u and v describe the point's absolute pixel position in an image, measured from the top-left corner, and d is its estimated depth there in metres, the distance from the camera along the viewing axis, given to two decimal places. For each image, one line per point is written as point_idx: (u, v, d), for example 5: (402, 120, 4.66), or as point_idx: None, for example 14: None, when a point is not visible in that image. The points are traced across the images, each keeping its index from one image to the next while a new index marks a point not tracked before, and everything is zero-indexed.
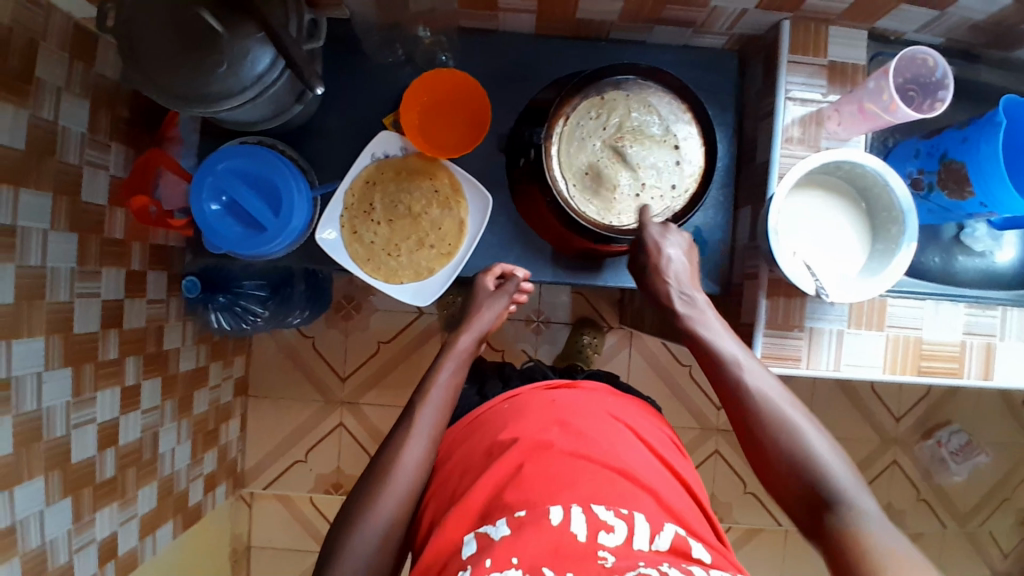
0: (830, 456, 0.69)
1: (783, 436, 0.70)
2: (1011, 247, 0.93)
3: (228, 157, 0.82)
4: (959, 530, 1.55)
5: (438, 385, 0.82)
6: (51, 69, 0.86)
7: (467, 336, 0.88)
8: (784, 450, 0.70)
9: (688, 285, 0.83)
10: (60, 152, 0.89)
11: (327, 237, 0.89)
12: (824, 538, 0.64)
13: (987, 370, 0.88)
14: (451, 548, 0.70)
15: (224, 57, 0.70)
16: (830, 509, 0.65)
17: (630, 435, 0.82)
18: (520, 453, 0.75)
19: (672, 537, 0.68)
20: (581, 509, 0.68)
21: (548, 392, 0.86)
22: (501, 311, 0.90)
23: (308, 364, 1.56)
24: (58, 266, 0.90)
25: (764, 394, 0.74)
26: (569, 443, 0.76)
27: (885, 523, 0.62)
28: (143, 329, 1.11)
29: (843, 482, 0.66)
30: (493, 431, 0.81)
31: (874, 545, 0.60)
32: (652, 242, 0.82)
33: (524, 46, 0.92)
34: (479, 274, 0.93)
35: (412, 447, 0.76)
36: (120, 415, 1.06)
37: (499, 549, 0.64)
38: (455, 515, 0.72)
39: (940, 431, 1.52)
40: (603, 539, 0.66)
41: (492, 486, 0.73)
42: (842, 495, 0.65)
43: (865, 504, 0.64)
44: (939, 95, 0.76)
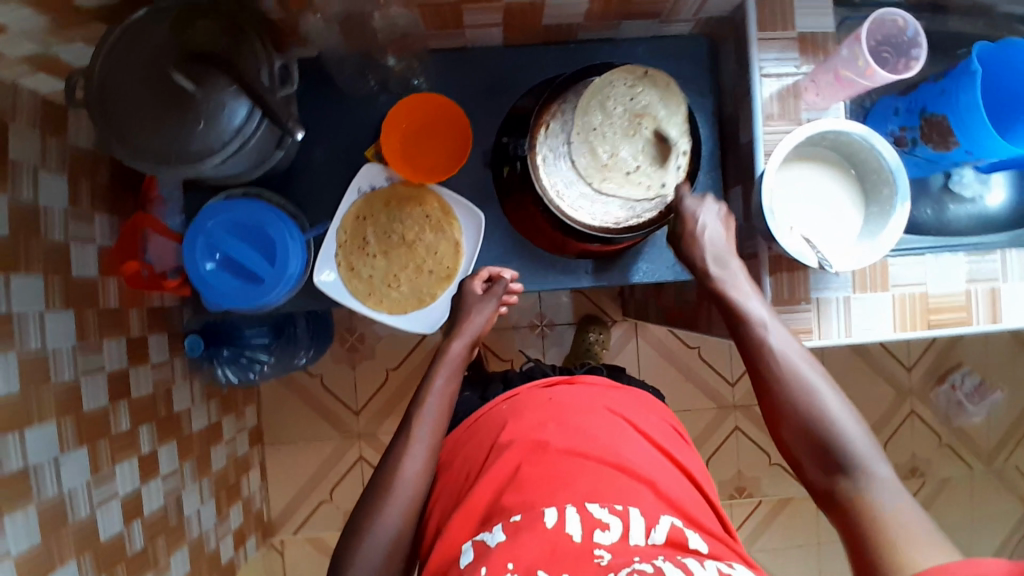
0: (848, 419, 0.70)
1: (805, 404, 0.71)
2: (1000, 188, 0.94)
3: (216, 213, 0.81)
4: (985, 470, 1.57)
5: (434, 394, 0.80)
6: (24, 149, 0.85)
7: (457, 342, 0.85)
8: (804, 414, 0.71)
9: (727, 253, 0.82)
10: (45, 230, 0.88)
11: (326, 279, 0.88)
12: (842, 511, 0.66)
13: (995, 314, 0.89)
14: (454, 552, 0.72)
15: (202, 114, 0.71)
16: (832, 457, 0.69)
17: (630, 429, 0.82)
18: (516, 455, 0.76)
19: (669, 528, 0.69)
20: (576, 509, 0.68)
21: (546, 391, 0.87)
22: (491, 314, 0.86)
23: (321, 402, 1.55)
24: (58, 346, 0.89)
25: (788, 355, 0.74)
26: (565, 441, 0.77)
27: (898, 488, 0.65)
28: (151, 394, 1.10)
29: (859, 449, 0.68)
30: (492, 432, 0.82)
31: (882, 510, 0.63)
32: (691, 211, 0.83)
33: (495, 59, 0.92)
34: (467, 278, 0.89)
35: (412, 456, 0.75)
36: (142, 484, 1.04)
37: (495, 555, 0.65)
38: (457, 519, 0.74)
39: (953, 374, 1.54)
40: (598, 537, 0.66)
41: (492, 489, 0.75)
42: (859, 460, 0.67)
43: (879, 470, 0.66)
44: (914, 54, 0.76)
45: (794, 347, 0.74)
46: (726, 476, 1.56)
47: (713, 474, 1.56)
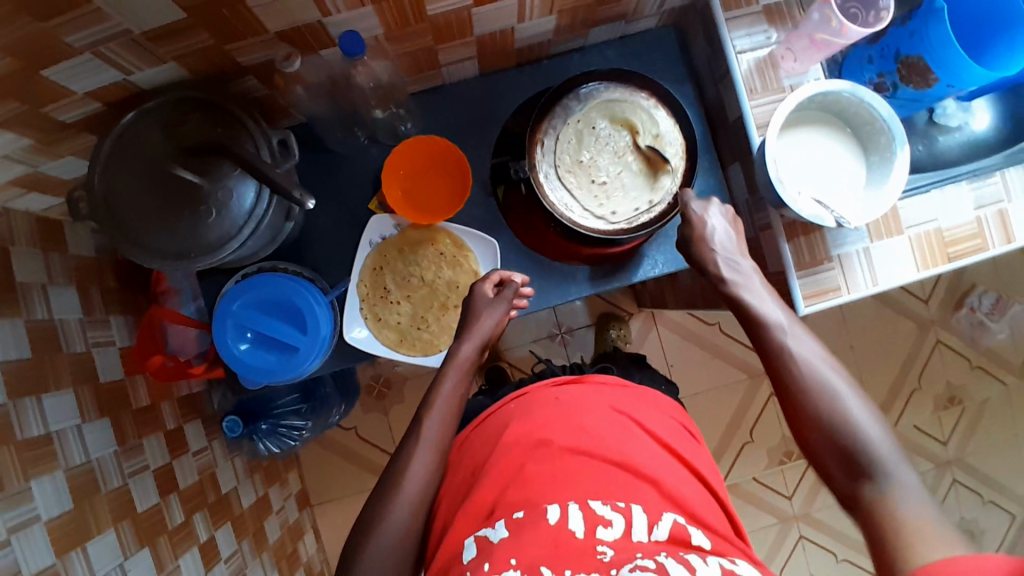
0: (868, 419, 0.70)
1: (829, 406, 0.71)
2: (983, 112, 0.96)
3: (240, 294, 0.82)
4: (1020, 383, 1.59)
5: (443, 397, 0.82)
6: (32, 270, 0.85)
7: (467, 345, 0.85)
8: (823, 420, 0.71)
9: (737, 254, 0.81)
10: (65, 344, 0.88)
11: (358, 335, 0.89)
12: (862, 511, 0.66)
13: (1008, 235, 0.91)
14: (457, 548, 0.73)
15: (213, 204, 0.72)
16: (868, 476, 0.67)
17: (637, 430, 0.83)
18: (520, 456, 0.79)
19: (671, 525, 0.71)
20: (579, 505, 0.71)
21: (554, 390, 0.88)
22: (502, 318, 0.85)
23: (360, 454, 1.54)
24: (101, 454, 0.89)
25: (807, 361, 0.74)
26: (568, 439, 0.80)
27: (920, 491, 0.64)
28: (198, 481, 1.09)
29: (882, 452, 0.67)
30: (498, 433, 0.84)
31: (901, 510, 0.63)
32: (697, 216, 0.83)
33: (475, 88, 0.93)
34: (475, 283, 0.88)
35: (419, 459, 0.77)
36: (207, 572, 1.03)
37: (499, 550, 0.68)
38: (463, 515, 0.75)
39: (970, 297, 1.54)
40: (601, 534, 0.68)
41: (498, 488, 0.76)
42: (879, 462, 0.67)
43: (901, 473, 0.66)
44: (882, 5, 0.78)
45: (815, 352, 0.75)
46: (772, 443, 1.57)
47: (759, 443, 1.56)
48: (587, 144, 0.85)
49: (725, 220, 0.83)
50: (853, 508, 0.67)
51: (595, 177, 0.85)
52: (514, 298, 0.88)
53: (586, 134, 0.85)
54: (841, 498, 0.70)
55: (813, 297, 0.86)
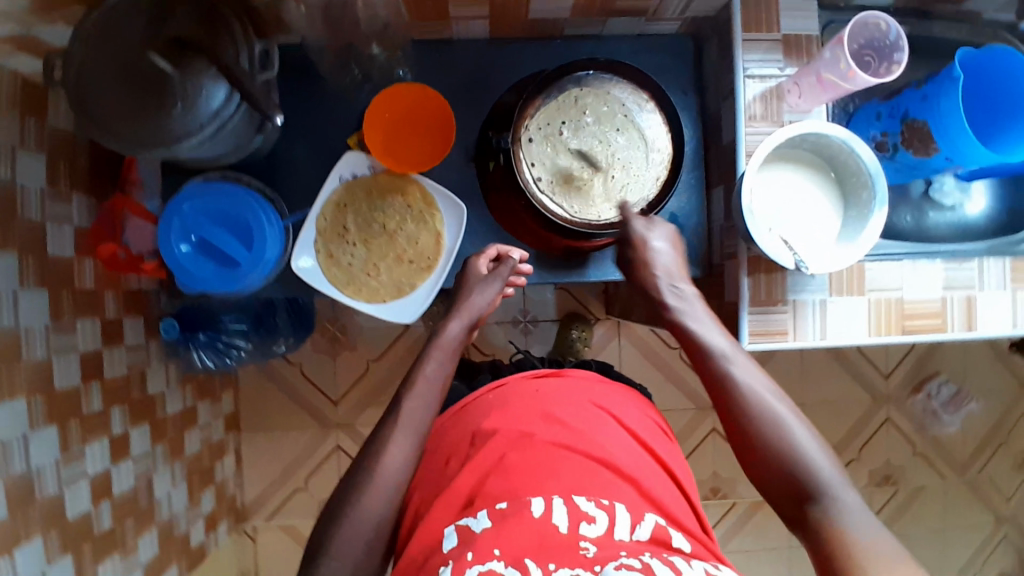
0: (798, 426, 0.73)
1: (770, 430, 0.73)
2: (980, 197, 0.95)
3: (194, 196, 0.81)
4: (958, 478, 1.59)
5: (426, 379, 0.82)
6: (4, 125, 0.84)
7: (456, 322, 0.88)
8: (769, 445, 0.72)
9: (676, 275, 0.87)
10: (21, 208, 0.87)
11: (304, 265, 0.87)
12: (807, 528, 0.67)
13: (970, 321, 0.90)
14: (436, 539, 0.69)
15: (179, 96, 0.70)
16: (814, 500, 0.67)
17: (612, 423, 0.82)
18: (502, 444, 0.75)
19: (653, 527, 0.69)
20: (563, 500, 0.68)
21: (534, 382, 0.86)
22: (494, 295, 0.89)
23: (299, 391, 1.54)
24: (31, 324, 0.88)
25: (750, 387, 0.76)
26: (551, 432, 0.76)
27: (850, 495, 0.67)
28: (125, 376, 1.09)
29: (826, 474, 0.69)
30: (476, 421, 0.81)
31: (840, 521, 0.65)
32: (640, 236, 0.87)
33: (482, 51, 0.92)
34: (471, 257, 0.91)
35: (400, 443, 0.75)
36: (112, 465, 1.03)
37: (482, 541, 0.65)
38: (439, 504, 0.72)
39: (930, 383, 1.55)
40: (584, 530, 0.66)
41: (475, 476, 0.73)
42: (814, 468, 0.69)
43: (831, 474, 0.69)
44: (895, 58, 0.78)
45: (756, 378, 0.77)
46: (701, 476, 1.57)
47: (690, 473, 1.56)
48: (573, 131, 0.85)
49: (667, 242, 0.88)
50: (798, 525, 0.68)
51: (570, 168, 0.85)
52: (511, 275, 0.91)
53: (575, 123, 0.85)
54: (785, 517, 0.70)
55: (759, 336, 0.85)
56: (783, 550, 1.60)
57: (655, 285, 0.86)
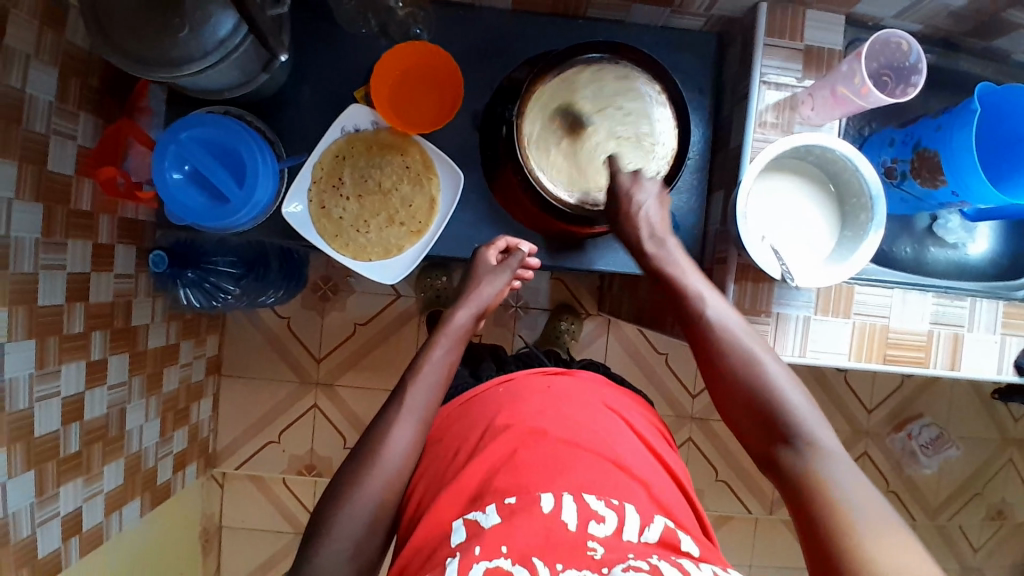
0: (790, 388, 0.70)
1: (745, 369, 0.72)
2: (984, 239, 0.94)
3: (194, 125, 0.81)
4: (928, 523, 1.57)
5: (431, 365, 0.81)
6: (20, 34, 0.84)
7: (463, 311, 0.86)
8: (747, 387, 0.71)
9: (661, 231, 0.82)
10: (27, 119, 0.87)
11: (293, 211, 0.87)
12: (779, 468, 0.66)
13: (954, 361, 0.88)
14: (442, 531, 0.68)
15: (187, 20, 0.70)
16: (787, 440, 0.67)
17: (623, 425, 0.80)
18: (513, 439, 0.74)
19: (662, 529, 0.68)
20: (573, 498, 0.67)
21: (546, 378, 0.84)
22: (502, 286, 0.88)
23: (284, 344, 1.54)
24: (22, 236, 0.88)
25: (725, 328, 0.75)
26: (563, 430, 0.75)
27: (839, 456, 0.64)
28: (110, 303, 1.10)
29: (801, 411, 0.68)
30: (487, 414, 0.79)
31: (829, 480, 0.62)
32: (626, 191, 0.82)
33: (502, 23, 0.91)
34: (481, 247, 0.90)
35: (403, 427, 0.76)
36: (86, 390, 1.04)
37: (490, 536, 0.63)
38: (446, 496, 0.70)
39: (912, 423, 1.53)
40: (593, 529, 0.65)
41: (485, 468, 0.72)
42: (803, 430, 0.66)
43: (818, 437, 0.66)
44: (912, 81, 0.76)
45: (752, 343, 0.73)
46: None
47: None
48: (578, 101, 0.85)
49: (656, 199, 0.83)
50: (768, 463, 0.68)
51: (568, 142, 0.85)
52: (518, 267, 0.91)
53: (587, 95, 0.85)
54: (755, 453, 0.70)
55: None
56: (742, 569, 1.59)
57: (635, 235, 0.82)
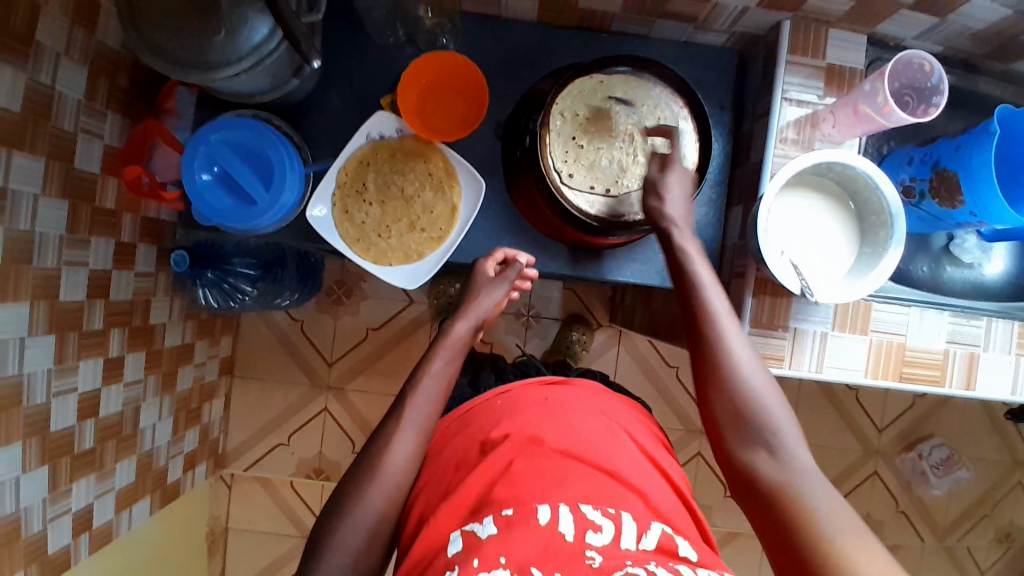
0: (774, 400, 0.71)
1: (735, 379, 0.72)
2: (1000, 260, 0.93)
3: (222, 129, 0.82)
4: (937, 545, 1.56)
5: (431, 377, 0.81)
6: (52, 33, 0.86)
7: (463, 323, 0.87)
8: (736, 398, 0.72)
9: (684, 223, 0.81)
10: (55, 116, 0.89)
11: (317, 214, 0.88)
12: (755, 480, 0.68)
13: (970, 380, 0.88)
14: (441, 542, 0.69)
15: (224, 24, 0.71)
16: (770, 452, 0.69)
17: (622, 436, 0.80)
18: (511, 450, 0.74)
19: (660, 536, 0.67)
20: (569, 508, 0.67)
21: (543, 389, 0.85)
22: (500, 297, 0.89)
23: (296, 347, 1.55)
24: (47, 232, 0.89)
25: (723, 324, 0.75)
26: (561, 442, 0.75)
27: (814, 474, 0.67)
28: (129, 301, 1.11)
29: (784, 428, 0.70)
30: (485, 427, 0.79)
31: (805, 492, 0.65)
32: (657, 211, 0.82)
33: (527, 34, 0.93)
34: (479, 259, 0.92)
35: (402, 440, 0.76)
36: (102, 386, 1.05)
37: (487, 548, 0.63)
38: (445, 509, 0.71)
39: (922, 444, 1.53)
40: (590, 538, 0.65)
41: (483, 482, 0.72)
42: (783, 443, 0.69)
43: (797, 455, 0.68)
44: (934, 101, 0.77)
45: (750, 363, 0.73)
46: None
47: None
48: (597, 99, 0.86)
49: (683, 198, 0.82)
50: (743, 475, 0.70)
51: (581, 136, 0.85)
52: (516, 278, 0.92)
53: (611, 99, 0.86)
54: (728, 463, 0.72)
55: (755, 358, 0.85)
56: None
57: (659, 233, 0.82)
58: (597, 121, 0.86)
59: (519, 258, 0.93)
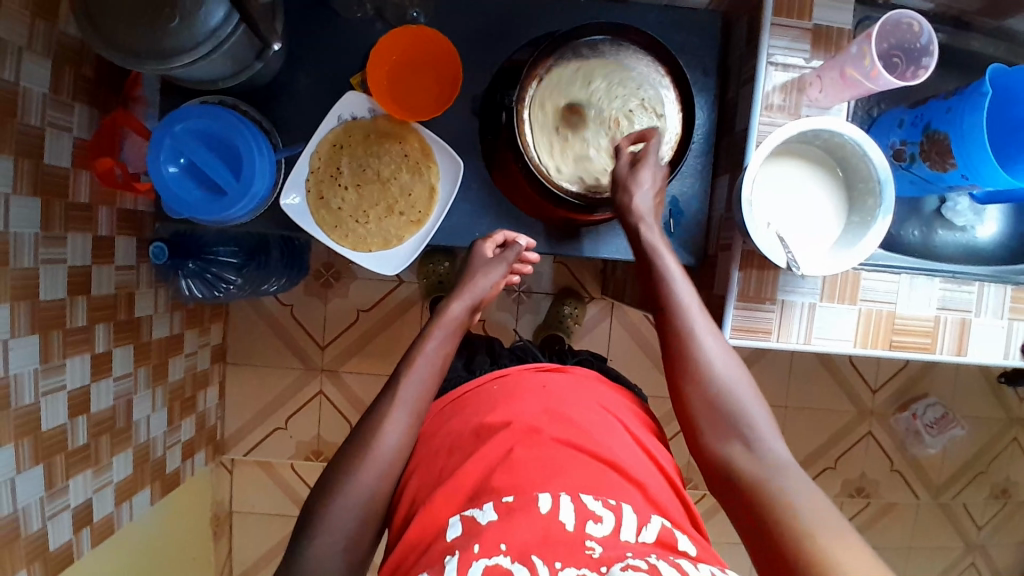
0: (741, 389, 0.72)
1: (707, 372, 0.72)
2: (994, 222, 0.91)
3: (187, 117, 0.79)
4: (932, 501, 1.58)
5: (425, 356, 0.81)
6: (10, 26, 0.82)
7: (459, 302, 0.85)
8: (710, 392, 0.72)
9: (651, 217, 0.79)
10: (22, 113, 0.86)
11: (292, 203, 0.86)
12: (732, 475, 0.68)
13: (961, 347, 0.88)
14: (439, 526, 0.69)
15: (179, 10, 0.68)
16: (742, 442, 0.69)
17: (619, 425, 0.80)
18: (510, 438, 0.73)
19: (659, 529, 0.68)
20: (570, 498, 0.67)
21: (537, 374, 0.84)
22: (498, 279, 0.87)
23: (288, 332, 1.55)
24: (20, 232, 0.87)
25: (690, 314, 0.75)
26: (559, 430, 0.74)
27: (790, 466, 0.66)
28: (112, 296, 1.09)
29: (756, 421, 0.70)
30: (478, 413, 0.79)
31: (779, 484, 0.64)
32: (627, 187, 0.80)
33: (501, 4, 0.89)
34: (478, 240, 0.90)
35: (394, 419, 0.76)
36: (92, 382, 1.05)
37: (488, 533, 0.64)
38: (440, 496, 0.71)
39: (917, 403, 1.53)
40: (591, 529, 0.65)
41: (477, 470, 0.71)
42: (756, 435, 0.69)
43: (774, 446, 0.68)
44: (923, 63, 0.74)
45: (728, 363, 0.73)
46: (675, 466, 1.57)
47: None
48: (598, 87, 0.83)
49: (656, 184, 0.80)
50: (721, 472, 0.69)
51: (569, 115, 0.83)
52: (516, 259, 0.91)
53: (597, 75, 0.83)
54: (708, 462, 0.71)
55: (743, 331, 0.84)
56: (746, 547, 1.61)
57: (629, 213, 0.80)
58: (591, 108, 0.83)
59: (518, 240, 0.91)
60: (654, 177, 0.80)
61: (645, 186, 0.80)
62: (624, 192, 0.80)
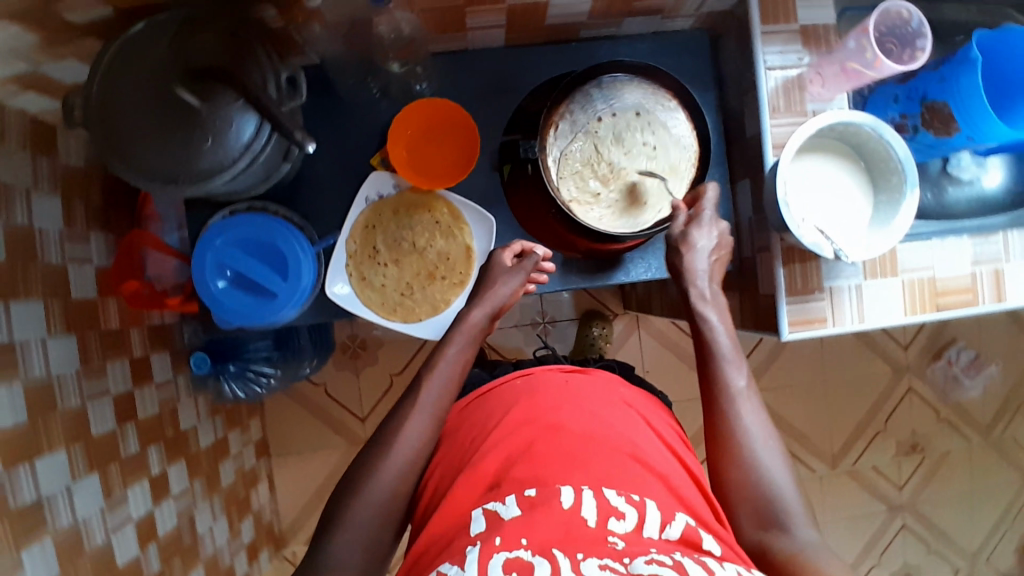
0: (779, 472, 0.73)
1: (750, 455, 0.74)
2: (997, 170, 0.94)
3: (227, 231, 0.80)
4: (983, 441, 1.61)
5: (445, 362, 0.81)
6: (16, 170, 0.82)
7: (478, 310, 0.84)
8: (750, 475, 0.73)
9: (705, 276, 0.85)
10: (42, 254, 0.85)
11: (340, 291, 0.88)
12: (763, 560, 0.68)
13: (999, 294, 0.91)
14: (462, 520, 0.67)
15: (209, 130, 0.69)
16: (779, 528, 0.69)
17: (645, 425, 0.79)
18: (532, 432, 0.73)
19: (683, 526, 0.64)
20: (593, 493, 0.64)
21: (563, 373, 0.84)
22: (517, 286, 0.86)
23: (326, 410, 1.53)
24: (63, 373, 0.86)
25: (738, 394, 0.78)
26: (585, 427, 0.73)
27: (826, 551, 0.66)
28: (157, 414, 1.08)
29: (791, 505, 0.71)
30: (500, 411, 0.78)
31: (814, 564, 0.64)
32: (684, 240, 0.85)
33: (499, 60, 0.92)
34: (495, 249, 0.89)
35: (418, 420, 0.76)
36: (154, 507, 1.03)
37: (511, 527, 0.60)
38: (464, 483, 0.70)
39: (948, 350, 1.57)
40: (613, 526, 0.61)
41: (500, 461, 0.71)
42: (792, 520, 0.69)
43: (805, 533, 0.68)
44: (918, 45, 0.78)
45: (769, 447, 0.74)
46: None
47: None
48: (633, 134, 0.86)
49: (712, 240, 0.85)
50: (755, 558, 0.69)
51: (608, 157, 0.85)
52: (534, 270, 0.89)
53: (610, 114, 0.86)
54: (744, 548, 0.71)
55: (798, 324, 0.86)
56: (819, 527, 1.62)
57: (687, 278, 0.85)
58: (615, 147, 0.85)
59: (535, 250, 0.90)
60: (710, 235, 0.85)
61: (701, 245, 0.85)
62: (677, 252, 0.86)
